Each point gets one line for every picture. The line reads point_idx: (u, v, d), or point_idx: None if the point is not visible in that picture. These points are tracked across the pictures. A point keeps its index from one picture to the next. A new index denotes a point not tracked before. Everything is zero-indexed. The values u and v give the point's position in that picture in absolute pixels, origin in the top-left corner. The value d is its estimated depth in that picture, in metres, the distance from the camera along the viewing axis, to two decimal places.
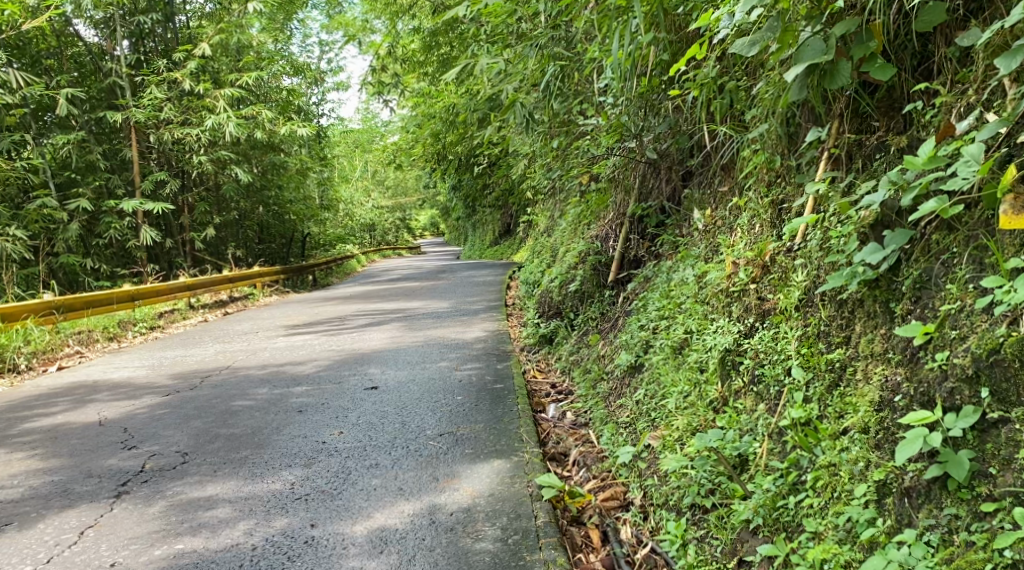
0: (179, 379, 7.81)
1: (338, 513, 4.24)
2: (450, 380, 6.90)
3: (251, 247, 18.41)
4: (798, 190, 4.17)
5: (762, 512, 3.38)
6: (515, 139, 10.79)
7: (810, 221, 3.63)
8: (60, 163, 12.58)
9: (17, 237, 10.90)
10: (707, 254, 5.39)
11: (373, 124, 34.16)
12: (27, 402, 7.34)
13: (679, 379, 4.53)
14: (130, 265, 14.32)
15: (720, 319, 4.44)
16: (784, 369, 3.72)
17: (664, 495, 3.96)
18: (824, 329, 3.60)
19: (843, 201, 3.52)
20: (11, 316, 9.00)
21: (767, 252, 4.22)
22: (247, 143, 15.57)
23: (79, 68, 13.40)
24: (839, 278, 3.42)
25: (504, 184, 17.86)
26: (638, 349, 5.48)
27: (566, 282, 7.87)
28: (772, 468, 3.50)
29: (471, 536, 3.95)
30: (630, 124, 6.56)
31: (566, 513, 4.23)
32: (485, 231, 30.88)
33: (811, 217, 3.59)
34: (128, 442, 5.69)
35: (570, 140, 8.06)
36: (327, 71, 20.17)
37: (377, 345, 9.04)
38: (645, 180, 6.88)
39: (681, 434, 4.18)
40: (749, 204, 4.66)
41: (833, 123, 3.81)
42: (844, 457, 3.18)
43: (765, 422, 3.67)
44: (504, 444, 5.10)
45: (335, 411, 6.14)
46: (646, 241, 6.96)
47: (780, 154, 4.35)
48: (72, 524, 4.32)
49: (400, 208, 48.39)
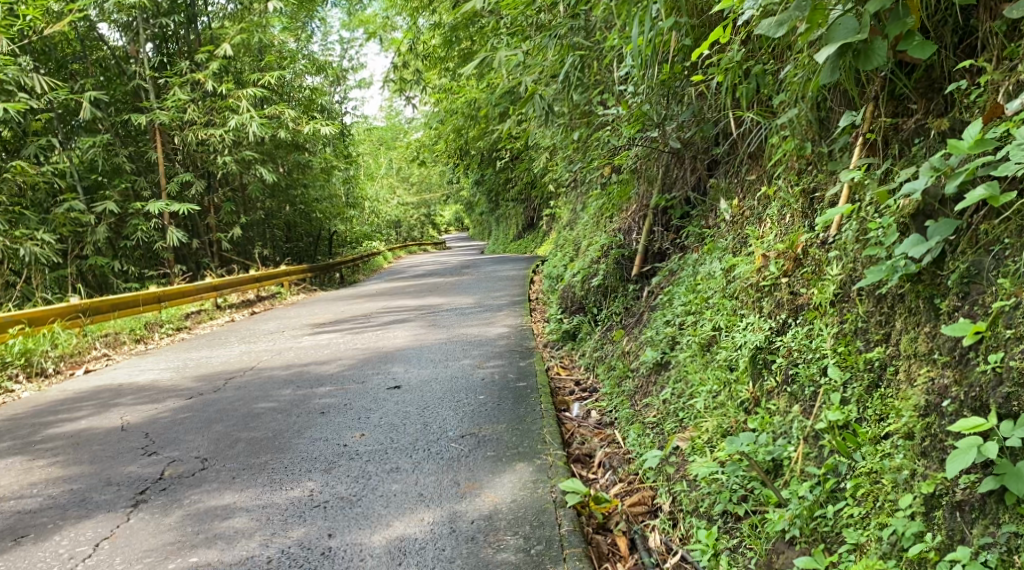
0: (203, 382, 7.74)
1: (357, 521, 4.11)
2: (472, 379, 6.76)
3: (278, 246, 18.44)
4: (831, 178, 3.98)
5: (798, 522, 3.18)
6: (536, 132, 10.61)
7: (844, 211, 3.44)
8: (87, 166, 12.60)
9: (45, 242, 10.92)
10: (735, 246, 5.20)
11: (397, 122, 34.15)
12: (53, 407, 7.33)
13: (708, 378, 4.34)
14: (158, 266, 14.36)
15: (751, 315, 4.26)
16: (820, 369, 3.52)
17: (694, 501, 3.78)
18: (862, 325, 3.42)
19: (881, 189, 3.32)
20: (38, 321, 9.01)
21: (799, 245, 4.03)
22: (271, 142, 15.48)
23: (104, 72, 13.33)
24: (879, 273, 3.21)
25: (527, 177, 17.71)
26: (664, 345, 5.30)
27: (589, 276, 7.71)
28: (808, 474, 3.32)
29: (492, 546, 3.80)
30: (652, 112, 6.28)
31: (592, 520, 4.06)
32: (509, 225, 30.73)
33: (847, 208, 3.39)
34: (148, 448, 5.62)
35: (591, 132, 7.85)
36: (349, 68, 20.16)
37: (400, 343, 8.92)
38: (669, 170, 6.71)
39: (711, 437, 4.00)
40: (779, 193, 4.47)
41: (867, 107, 3.60)
42: (887, 465, 3.00)
43: (800, 425, 3.47)
44: (526, 447, 4.94)
45: (357, 413, 6.01)
46: (671, 232, 6.80)
47: (810, 140, 4.15)
48: (88, 535, 4.24)
49: (426, 204, 48.15)
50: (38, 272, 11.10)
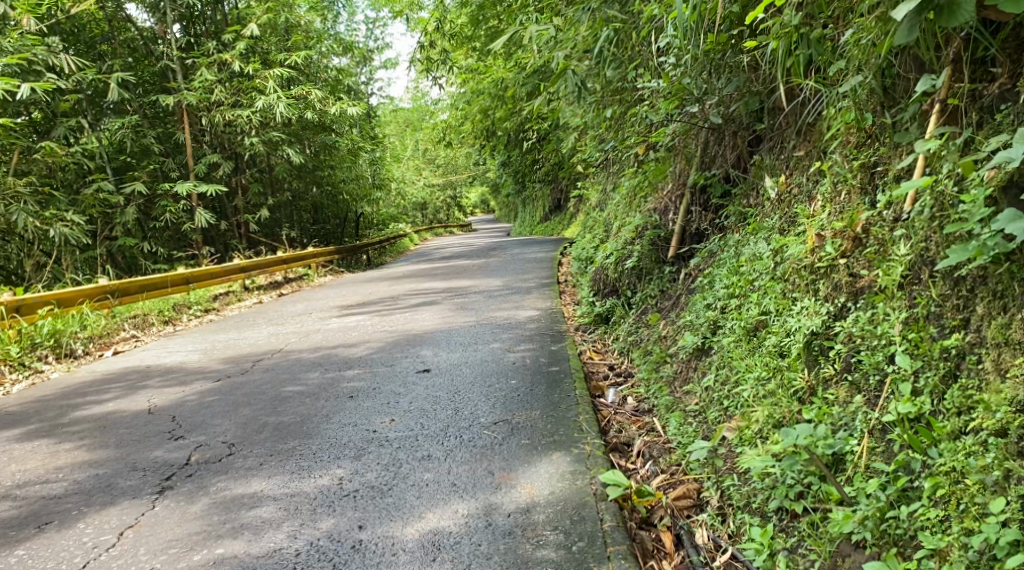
0: (230, 364, 7.64)
1: (388, 513, 3.94)
2: (503, 363, 6.57)
3: (305, 228, 18.36)
4: (896, 152, 3.75)
5: (868, 524, 2.98)
6: (566, 111, 10.32)
7: (922, 185, 3.20)
8: (116, 147, 12.55)
9: (76, 222, 10.86)
10: (783, 226, 4.94)
11: (422, 104, 33.94)
12: (81, 388, 7.25)
13: (756, 364, 4.11)
14: (186, 248, 14.31)
15: (804, 299, 4.02)
16: (886, 357, 3.31)
17: (746, 496, 3.58)
18: (935, 310, 3.20)
19: (966, 159, 3.11)
20: (67, 302, 8.96)
21: (859, 223, 3.81)
22: (298, 123, 15.31)
23: (132, 53, 13.35)
24: (965, 253, 2.97)
25: (555, 158, 17.45)
26: (704, 330, 5.04)
27: (622, 258, 7.43)
28: (874, 471, 3.12)
29: (531, 542, 3.61)
30: (692, 86, 6.08)
31: (634, 514, 3.84)
32: (536, 207, 30.45)
33: (928, 180, 3.16)
34: (175, 431, 5.50)
35: (625, 108, 7.59)
36: (374, 48, 20.05)
37: (429, 325, 8.76)
38: (707, 147, 6.41)
39: (761, 428, 3.76)
40: (833, 169, 4.23)
41: (947, 70, 3.36)
42: (973, 465, 2.81)
43: (863, 417, 3.27)
44: (563, 435, 4.74)
45: (386, 397, 5.85)
46: (709, 212, 6.52)
47: (873, 110, 3.91)
48: (113, 523, 4.10)
49: (453, 187, 47.90)
50: (68, 254, 11.09)
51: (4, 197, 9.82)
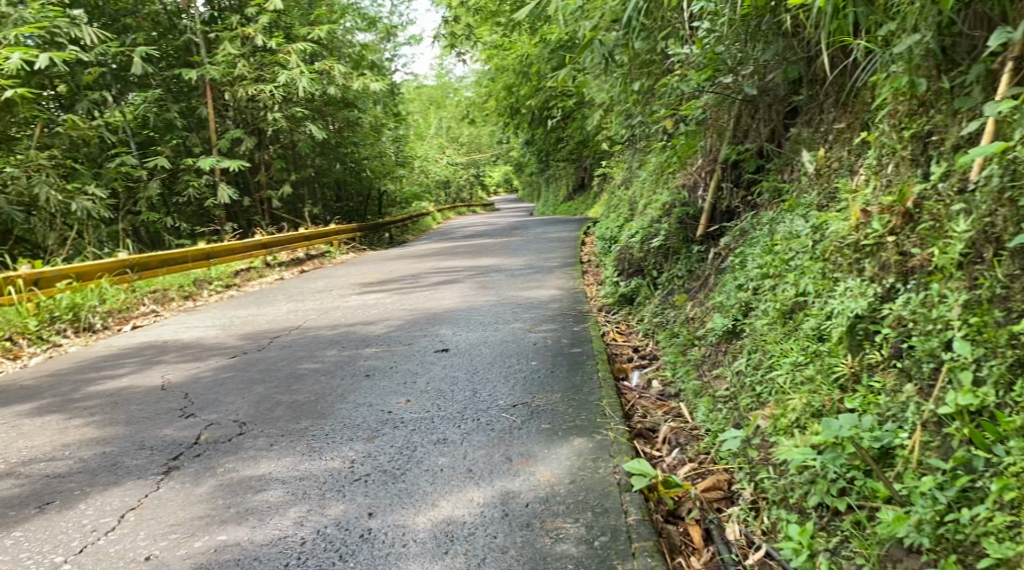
0: (247, 340, 7.47)
1: (400, 500, 3.73)
2: (524, 343, 6.34)
3: (327, 205, 18.17)
4: (955, 120, 3.54)
5: (926, 529, 2.74)
6: (592, 86, 10.01)
7: (995, 150, 3.01)
8: (139, 121, 12.42)
9: (97, 196, 10.73)
10: (822, 203, 4.65)
11: (447, 82, 33.53)
12: (97, 363, 7.12)
13: (792, 348, 3.85)
14: (209, 224, 14.18)
15: (848, 279, 3.73)
16: (943, 343, 3.08)
17: (783, 490, 3.33)
18: (1002, 292, 2.98)
19: None
20: (85, 276, 8.84)
21: (910, 197, 3.56)
22: (321, 99, 15.09)
23: (156, 27, 13.06)
24: None
25: (581, 136, 17.08)
26: (736, 312, 4.77)
27: (649, 237, 7.10)
28: (928, 467, 2.90)
29: (551, 535, 3.38)
30: (726, 57, 5.86)
31: (661, 506, 3.60)
32: (561, 186, 30.01)
33: (1002, 146, 2.96)
34: (186, 409, 5.33)
35: (653, 82, 7.26)
36: (399, 24, 19.76)
37: (449, 304, 8.54)
38: (740, 119, 6.10)
39: (799, 417, 3.49)
40: (881, 139, 3.95)
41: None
42: None
43: (916, 408, 3.04)
44: (584, 420, 4.50)
45: (403, 376, 5.66)
46: (741, 189, 6.22)
47: (926, 77, 3.66)
48: (115, 505, 3.93)
49: (476, 166, 47.46)
50: (90, 228, 10.98)
51: (25, 170, 9.67)
